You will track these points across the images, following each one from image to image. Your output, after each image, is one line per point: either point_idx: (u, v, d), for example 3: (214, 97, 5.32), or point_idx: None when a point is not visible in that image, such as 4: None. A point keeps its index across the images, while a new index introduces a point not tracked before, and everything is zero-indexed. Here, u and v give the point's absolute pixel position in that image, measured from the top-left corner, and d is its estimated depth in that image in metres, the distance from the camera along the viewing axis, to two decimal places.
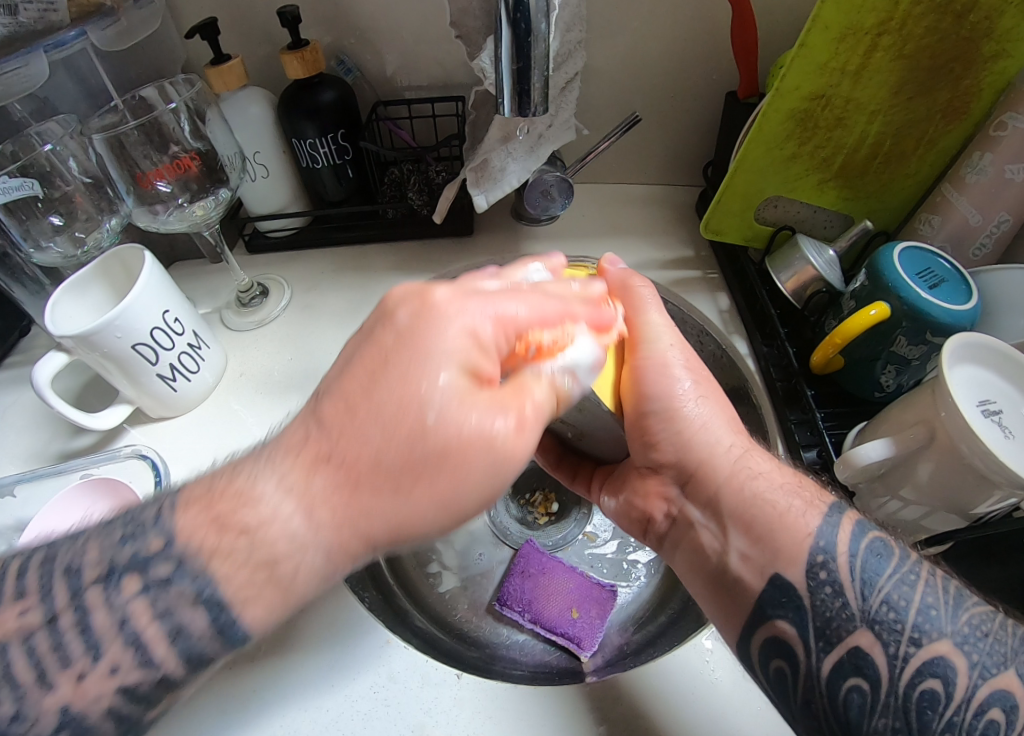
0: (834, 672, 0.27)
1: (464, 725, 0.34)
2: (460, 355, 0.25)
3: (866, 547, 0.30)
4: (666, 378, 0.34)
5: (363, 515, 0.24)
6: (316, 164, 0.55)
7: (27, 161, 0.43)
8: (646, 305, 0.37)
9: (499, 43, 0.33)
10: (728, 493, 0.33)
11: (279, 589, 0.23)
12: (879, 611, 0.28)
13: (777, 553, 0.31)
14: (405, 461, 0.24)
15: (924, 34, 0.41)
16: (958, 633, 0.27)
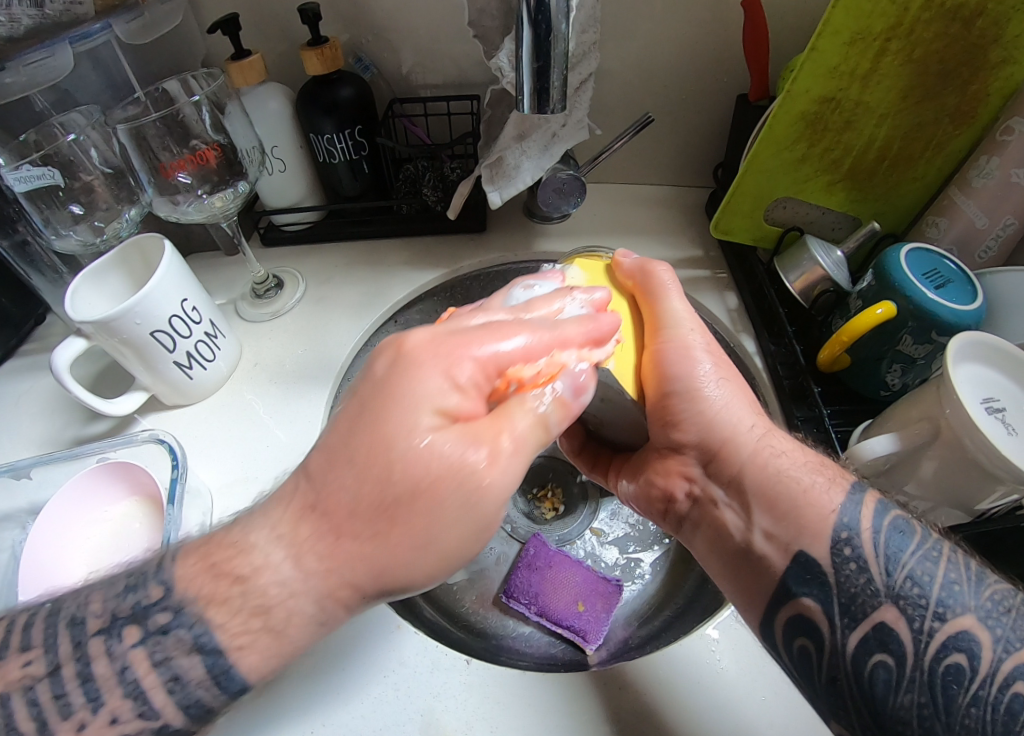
0: (860, 647, 0.28)
1: (473, 710, 0.35)
2: (437, 395, 0.26)
3: (889, 524, 0.30)
4: (688, 359, 0.35)
5: (358, 562, 0.25)
6: (333, 158, 0.56)
7: (49, 151, 0.44)
8: (668, 290, 0.37)
9: (520, 43, 0.34)
10: (752, 471, 0.34)
11: (271, 634, 0.26)
12: (903, 586, 0.28)
13: (797, 526, 0.31)
14: (384, 517, 0.25)
15: (932, 39, 0.42)
16: (981, 607, 0.27)
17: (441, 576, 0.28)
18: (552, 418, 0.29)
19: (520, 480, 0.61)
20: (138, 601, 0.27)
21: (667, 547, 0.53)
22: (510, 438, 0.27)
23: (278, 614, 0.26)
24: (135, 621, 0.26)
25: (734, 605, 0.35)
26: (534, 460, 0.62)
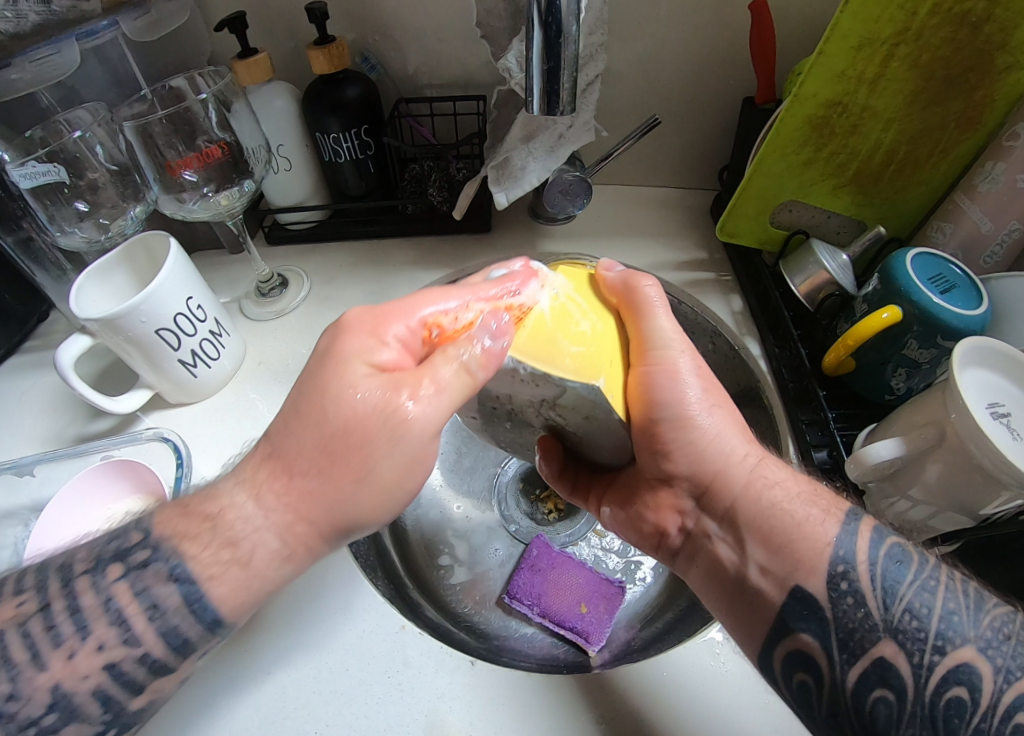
0: (860, 683, 0.28)
1: (476, 712, 0.35)
2: (365, 351, 0.29)
3: (885, 554, 0.31)
4: (676, 386, 0.35)
5: (303, 499, 0.27)
6: (338, 158, 0.56)
7: (56, 148, 0.44)
8: (652, 309, 0.36)
9: (530, 44, 0.34)
10: (745, 503, 0.34)
11: (240, 566, 0.27)
12: (902, 619, 0.28)
13: (790, 564, 0.31)
14: (325, 456, 0.27)
15: (939, 44, 0.42)
16: (981, 638, 0.27)
17: (386, 517, 0.30)
18: (478, 368, 0.29)
19: (522, 481, 0.60)
20: (142, 592, 0.27)
21: None
22: (431, 388, 0.28)
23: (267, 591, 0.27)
24: (134, 622, 0.26)
25: (731, 639, 0.34)
26: (536, 461, 0.61)
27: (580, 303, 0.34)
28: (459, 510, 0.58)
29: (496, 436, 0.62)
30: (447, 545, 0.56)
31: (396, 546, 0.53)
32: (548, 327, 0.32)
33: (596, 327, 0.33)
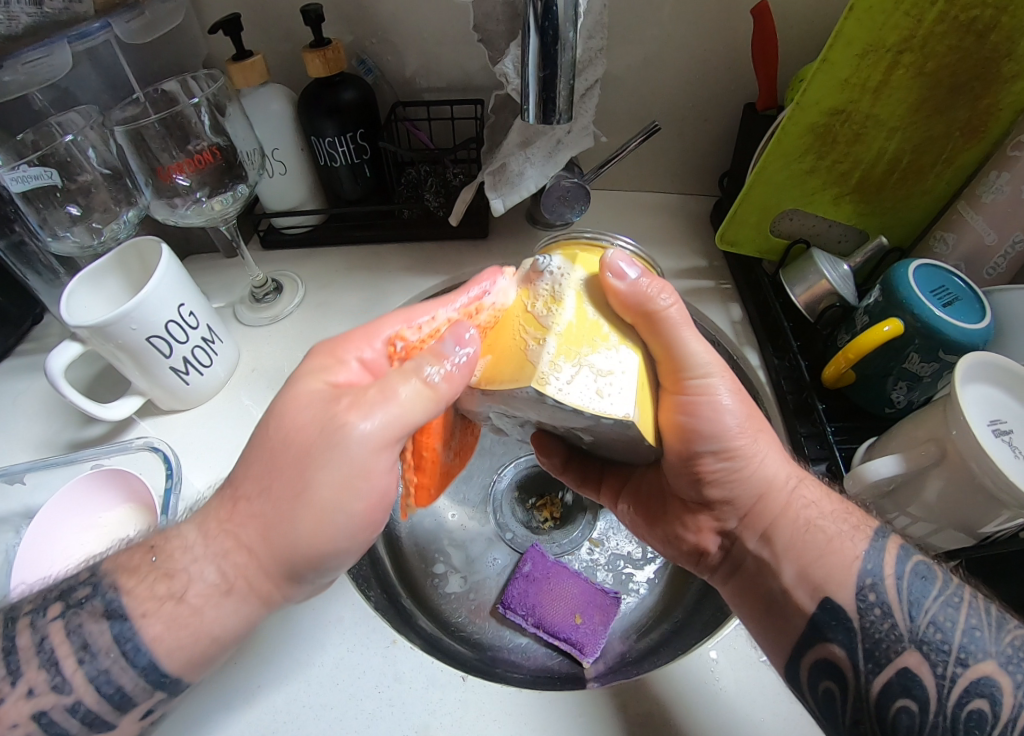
0: (884, 692, 0.29)
1: (468, 728, 0.34)
2: (321, 371, 0.30)
3: (911, 570, 0.31)
4: (717, 417, 0.33)
5: (247, 522, 0.27)
6: (334, 162, 0.55)
7: (47, 151, 0.44)
8: (681, 330, 0.31)
9: (526, 51, 0.33)
10: (784, 525, 0.34)
11: (174, 600, 0.28)
12: (926, 631, 0.29)
13: (824, 576, 0.32)
14: (270, 482, 0.27)
15: (945, 52, 0.41)
16: (1002, 653, 0.28)
17: (339, 545, 0.29)
18: (437, 380, 0.27)
19: (518, 489, 0.60)
20: None
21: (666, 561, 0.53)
22: (380, 401, 0.27)
23: (178, 621, 0.28)
24: None
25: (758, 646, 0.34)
26: (533, 469, 0.61)
27: (609, 315, 0.29)
28: (454, 518, 0.57)
29: (492, 443, 0.61)
30: (442, 553, 0.55)
31: (390, 554, 0.53)
32: (578, 344, 0.27)
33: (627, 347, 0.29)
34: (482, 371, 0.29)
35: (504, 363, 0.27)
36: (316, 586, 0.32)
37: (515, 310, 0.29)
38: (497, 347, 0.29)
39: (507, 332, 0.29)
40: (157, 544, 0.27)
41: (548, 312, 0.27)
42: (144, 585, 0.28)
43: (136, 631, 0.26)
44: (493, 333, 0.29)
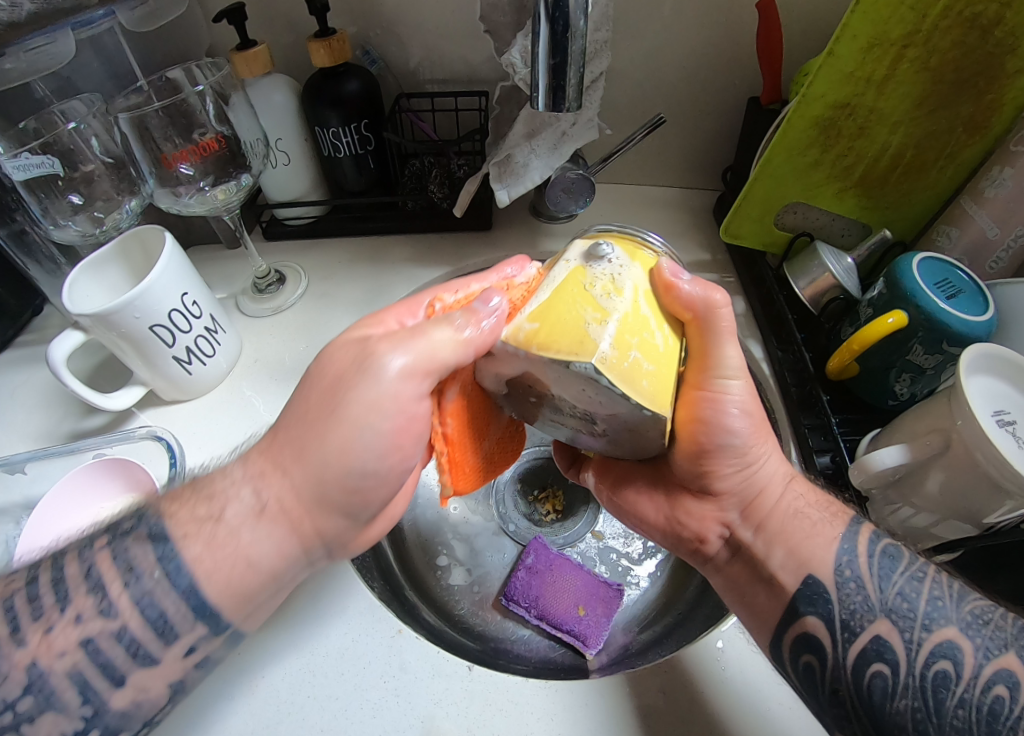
0: (859, 660, 0.30)
1: (474, 717, 0.34)
2: (363, 327, 0.33)
3: (881, 549, 0.33)
4: (730, 417, 0.33)
5: (285, 455, 0.29)
6: (338, 153, 0.55)
7: (49, 139, 0.43)
8: (722, 335, 0.31)
9: (535, 39, 0.33)
10: (775, 516, 0.35)
11: (213, 521, 0.28)
12: (894, 600, 0.31)
13: (812, 557, 0.33)
14: (307, 428, 0.29)
15: (950, 47, 0.41)
16: (962, 619, 0.30)
17: (362, 479, 0.30)
18: (470, 330, 0.27)
19: (519, 482, 0.59)
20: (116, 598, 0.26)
21: (668, 555, 0.53)
22: (410, 337, 0.29)
23: (215, 543, 0.28)
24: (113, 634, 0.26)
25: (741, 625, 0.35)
26: (536, 462, 0.61)
27: (657, 311, 0.27)
28: (457, 511, 0.57)
29: None
30: (445, 545, 0.55)
31: (393, 546, 0.53)
32: (631, 335, 0.25)
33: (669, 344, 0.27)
34: (533, 337, 0.25)
35: (561, 331, 0.24)
36: (344, 537, 0.32)
37: (574, 279, 0.25)
38: (547, 314, 0.25)
39: (559, 302, 0.25)
40: (144, 542, 0.27)
41: (612, 297, 0.25)
42: (184, 510, 0.28)
43: (115, 637, 0.26)
44: (543, 301, 0.26)
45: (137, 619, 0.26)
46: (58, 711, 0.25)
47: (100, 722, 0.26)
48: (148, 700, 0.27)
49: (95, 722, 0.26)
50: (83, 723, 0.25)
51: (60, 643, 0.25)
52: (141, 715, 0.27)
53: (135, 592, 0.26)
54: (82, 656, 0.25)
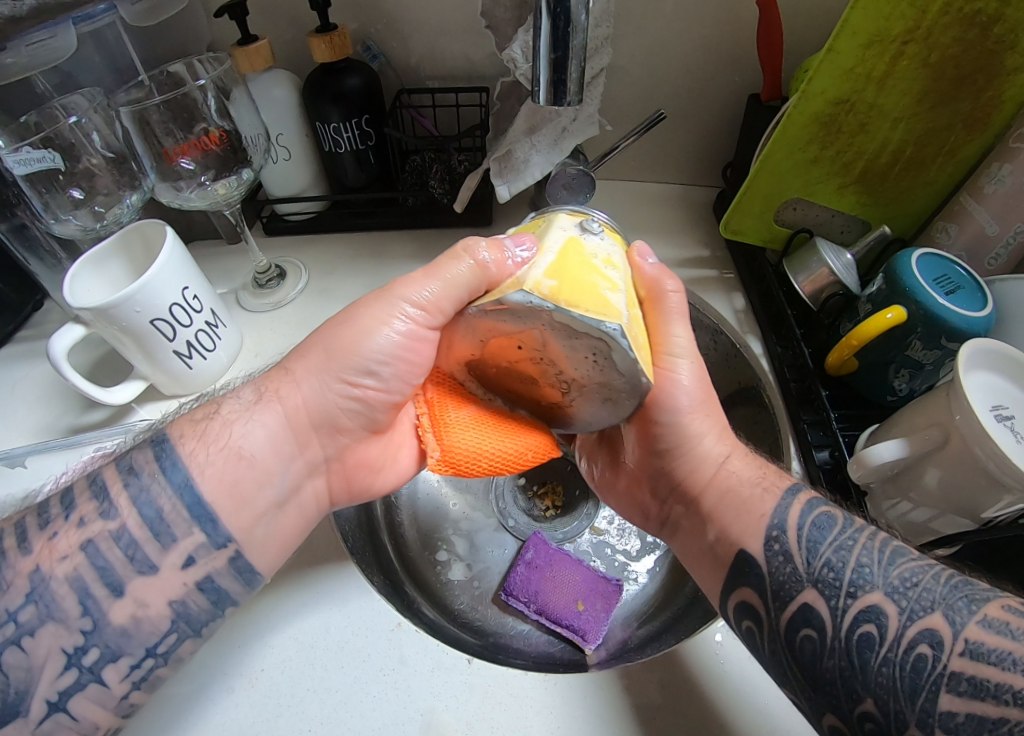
0: (791, 622, 0.30)
1: (474, 710, 0.34)
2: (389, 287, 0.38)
3: (811, 520, 0.32)
4: (675, 394, 0.35)
5: (311, 368, 0.35)
6: (338, 148, 0.55)
7: (51, 133, 0.43)
8: (672, 315, 0.34)
9: (537, 33, 0.33)
10: (712, 491, 0.35)
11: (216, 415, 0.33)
12: (819, 570, 0.30)
13: (737, 528, 0.33)
14: (325, 338, 0.35)
15: (950, 43, 0.41)
16: (888, 584, 0.28)
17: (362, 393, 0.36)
18: (490, 261, 0.31)
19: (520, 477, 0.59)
20: None
21: (667, 551, 0.53)
22: (432, 273, 0.33)
23: (207, 437, 0.31)
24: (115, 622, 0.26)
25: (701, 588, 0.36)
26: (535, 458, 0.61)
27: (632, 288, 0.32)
28: (456, 507, 0.57)
29: None
30: (445, 540, 0.55)
31: (393, 542, 0.53)
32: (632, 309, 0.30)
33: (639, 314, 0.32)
34: (557, 291, 0.27)
35: (583, 294, 0.27)
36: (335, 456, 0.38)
37: (574, 246, 0.29)
38: (565, 275, 0.27)
39: (575, 267, 0.28)
40: (145, 446, 0.31)
41: (609, 270, 0.29)
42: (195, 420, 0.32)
43: (113, 538, 0.28)
44: (555, 262, 0.28)
45: (135, 517, 0.29)
46: (58, 623, 0.26)
47: (99, 639, 0.27)
48: (148, 619, 0.29)
49: (95, 638, 0.27)
50: (81, 637, 0.27)
51: (64, 547, 0.27)
52: (141, 638, 0.28)
53: (134, 490, 0.29)
54: (82, 560, 0.27)
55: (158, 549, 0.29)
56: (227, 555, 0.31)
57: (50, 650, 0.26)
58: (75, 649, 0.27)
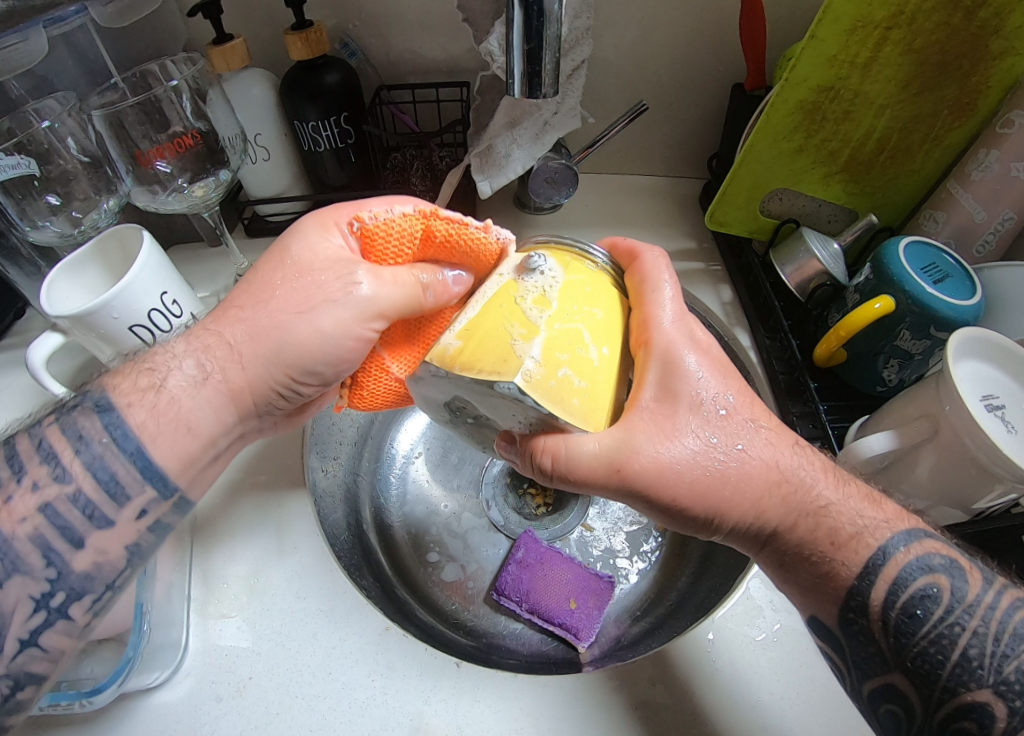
0: (872, 694, 0.30)
1: (463, 716, 0.34)
2: (317, 233, 0.33)
3: (910, 596, 0.29)
4: (691, 467, 0.29)
5: (248, 356, 0.31)
6: (318, 147, 0.54)
7: (24, 138, 0.43)
8: (579, 457, 0.28)
9: (510, 23, 0.32)
10: (800, 564, 0.31)
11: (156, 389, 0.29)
12: (914, 660, 0.28)
13: (812, 548, 0.30)
14: (264, 319, 0.31)
15: (934, 28, 0.40)
16: (1001, 681, 0.26)
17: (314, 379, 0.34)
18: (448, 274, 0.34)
19: (510, 475, 0.57)
20: None
21: (659, 546, 0.53)
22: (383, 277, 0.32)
23: (158, 410, 0.29)
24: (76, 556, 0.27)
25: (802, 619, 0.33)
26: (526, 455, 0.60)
27: (585, 324, 0.29)
28: (446, 507, 0.56)
29: None
30: (437, 542, 0.54)
31: (382, 545, 0.52)
32: (560, 350, 0.27)
33: (603, 346, 0.29)
34: (456, 356, 0.28)
35: (483, 352, 0.27)
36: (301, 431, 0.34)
37: (505, 295, 0.29)
38: (472, 335, 0.28)
39: (488, 322, 0.28)
40: (90, 414, 0.28)
41: (535, 311, 0.28)
42: (127, 381, 0.30)
43: (71, 500, 0.27)
44: (472, 322, 0.29)
45: (89, 481, 0.27)
46: (25, 574, 0.26)
47: (65, 584, 0.27)
48: (108, 563, 0.28)
49: (61, 584, 0.27)
50: (48, 584, 0.26)
51: (21, 510, 0.26)
52: (103, 576, 0.28)
53: (87, 458, 0.28)
54: (42, 521, 0.26)
55: (114, 507, 0.28)
56: (173, 502, 0.30)
57: (19, 597, 0.26)
58: (43, 594, 0.26)
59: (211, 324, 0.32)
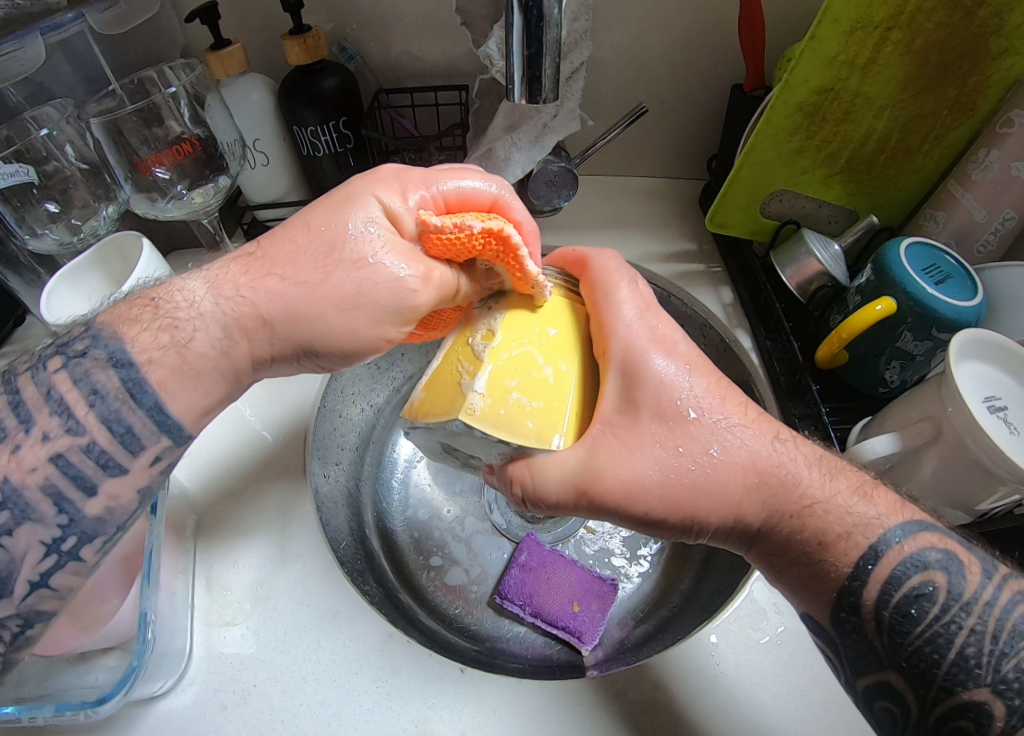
0: (868, 691, 0.30)
1: (466, 722, 0.34)
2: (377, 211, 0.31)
3: (903, 595, 0.28)
4: (659, 476, 0.30)
5: (276, 334, 0.30)
6: (316, 151, 0.54)
7: (22, 146, 0.42)
8: (542, 480, 0.31)
9: (509, 28, 0.32)
10: (793, 563, 0.31)
11: (176, 349, 0.28)
12: (909, 659, 0.28)
13: (806, 548, 0.30)
14: (299, 296, 0.29)
15: (933, 28, 0.40)
16: (999, 680, 0.26)
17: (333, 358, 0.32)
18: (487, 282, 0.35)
19: None
20: None
21: (662, 549, 0.53)
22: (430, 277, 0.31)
23: (179, 369, 0.28)
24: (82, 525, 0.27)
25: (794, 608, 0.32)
26: None
27: (533, 347, 0.32)
28: (449, 512, 0.56)
29: None
30: (439, 546, 0.54)
31: (384, 550, 0.52)
32: (506, 377, 0.30)
33: (555, 366, 0.32)
34: (423, 406, 0.33)
35: (438, 398, 0.32)
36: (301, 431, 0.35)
37: (459, 340, 0.34)
38: (432, 387, 0.33)
39: (446, 370, 0.33)
40: (105, 366, 0.27)
41: (482, 347, 0.32)
42: (146, 335, 0.28)
43: (84, 450, 0.27)
44: (434, 374, 0.34)
45: (103, 432, 0.27)
46: (35, 522, 0.27)
47: (77, 528, 0.27)
48: (121, 507, 0.29)
49: (72, 529, 0.27)
50: (59, 530, 0.27)
51: (31, 460, 0.26)
52: (115, 521, 0.29)
53: (102, 411, 0.27)
54: (53, 470, 0.27)
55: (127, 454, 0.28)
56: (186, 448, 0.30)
57: (30, 542, 0.26)
58: (55, 539, 0.27)
59: (233, 278, 0.30)
